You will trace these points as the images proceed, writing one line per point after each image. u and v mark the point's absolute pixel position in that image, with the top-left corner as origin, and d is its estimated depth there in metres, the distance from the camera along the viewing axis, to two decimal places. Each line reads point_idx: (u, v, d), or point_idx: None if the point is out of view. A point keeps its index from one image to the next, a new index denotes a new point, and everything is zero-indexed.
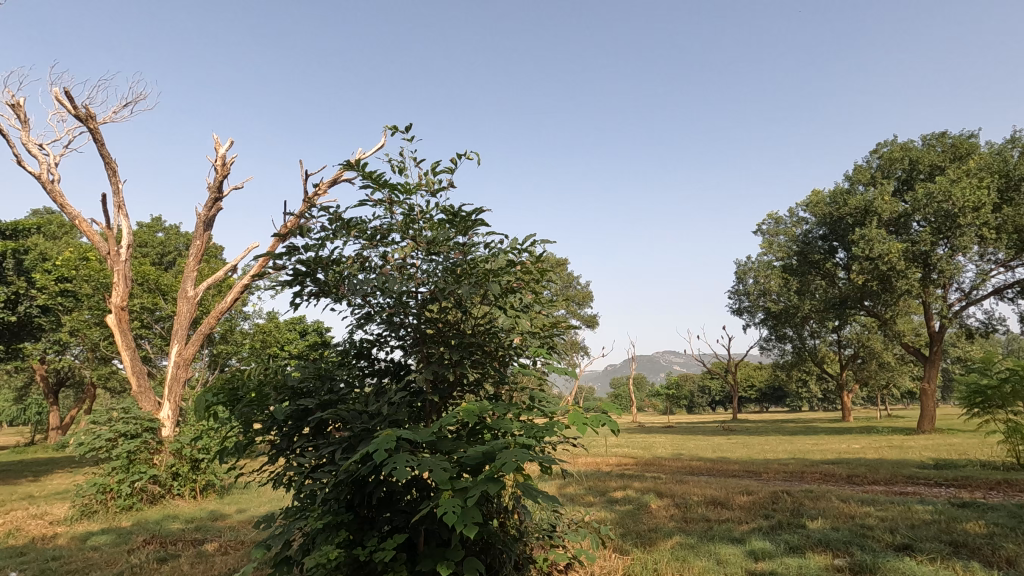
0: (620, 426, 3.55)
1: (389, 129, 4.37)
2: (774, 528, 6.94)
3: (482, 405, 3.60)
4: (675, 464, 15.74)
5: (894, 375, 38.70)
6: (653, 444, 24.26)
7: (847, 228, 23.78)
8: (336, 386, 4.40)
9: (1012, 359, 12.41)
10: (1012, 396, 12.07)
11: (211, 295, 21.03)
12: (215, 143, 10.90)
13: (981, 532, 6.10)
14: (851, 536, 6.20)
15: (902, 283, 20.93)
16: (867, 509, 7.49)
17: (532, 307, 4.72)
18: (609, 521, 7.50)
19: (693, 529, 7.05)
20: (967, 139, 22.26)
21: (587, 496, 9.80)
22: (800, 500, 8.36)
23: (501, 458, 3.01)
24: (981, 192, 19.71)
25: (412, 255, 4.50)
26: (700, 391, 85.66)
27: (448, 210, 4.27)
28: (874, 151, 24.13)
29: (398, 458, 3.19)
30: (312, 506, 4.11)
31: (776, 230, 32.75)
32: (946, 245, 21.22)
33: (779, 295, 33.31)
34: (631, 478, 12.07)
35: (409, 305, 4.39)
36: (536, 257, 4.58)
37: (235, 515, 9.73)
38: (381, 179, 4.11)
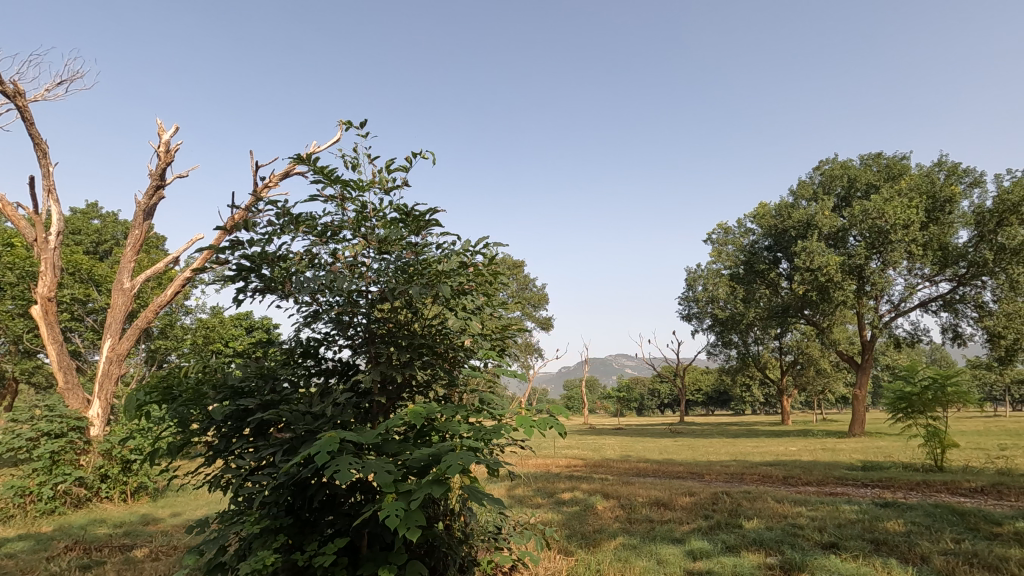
0: (568, 428, 3.54)
1: (342, 123, 4.24)
2: (713, 528, 7.19)
3: (430, 407, 3.56)
4: (623, 465, 16.08)
5: (829, 380, 40.81)
6: (602, 446, 24.73)
7: (790, 240, 24.95)
8: (279, 386, 4.25)
9: (933, 367, 13.33)
10: (932, 402, 12.93)
11: (150, 287, 20.08)
12: (157, 128, 10.36)
13: (900, 530, 6.51)
14: (783, 536, 6.49)
15: (838, 294, 22.05)
16: (800, 509, 7.86)
17: (484, 308, 4.70)
18: (556, 523, 7.59)
19: (636, 529, 7.24)
20: (900, 160, 23.74)
21: (535, 498, 9.87)
22: (738, 501, 8.69)
23: (447, 460, 2.96)
24: (911, 211, 21.04)
25: (364, 253, 4.41)
26: (650, 394, 87.77)
27: (401, 209, 4.20)
28: (816, 167, 25.41)
29: (341, 460, 3.10)
30: (250, 511, 3.96)
31: (724, 240, 33.91)
32: (878, 259, 22.52)
33: (726, 302, 34.63)
34: (579, 479, 12.22)
35: (358, 305, 4.30)
36: (489, 259, 4.57)
37: (169, 519, 9.27)
38: (333, 174, 4.00)
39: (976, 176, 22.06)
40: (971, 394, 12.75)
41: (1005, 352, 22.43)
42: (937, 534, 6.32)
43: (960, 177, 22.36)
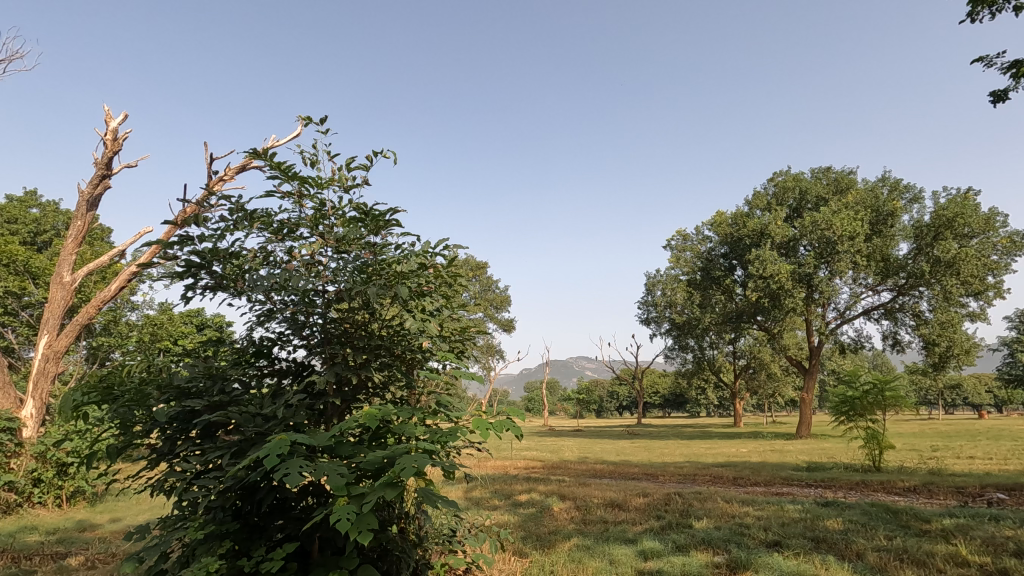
0: (525, 430, 3.52)
1: (302, 119, 4.14)
2: (665, 528, 7.36)
3: (385, 409, 3.53)
4: (579, 467, 16.29)
5: (779, 384, 42.37)
6: (560, 448, 24.97)
7: (745, 248, 25.83)
8: (229, 386, 4.10)
9: (873, 373, 14.02)
10: (872, 405, 13.61)
11: (92, 281, 19.10)
12: (105, 114, 9.86)
13: (838, 529, 6.81)
14: (730, 535, 6.71)
15: (788, 301, 22.93)
16: (746, 509, 8.13)
17: (444, 311, 4.67)
18: (511, 525, 7.62)
19: (590, 530, 7.34)
20: (847, 175, 24.89)
21: (492, 500, 9.89)
22: (689, 502, 8.91)
23: (401, 463, 2.92)
24: (856, 224, 22.10)
25: (322, 252, 4.32)
26: (609, 396, 89.08)
27: (360, 208, 4.15)
28: (770, 179, 26.37)
29: (291, 464, 3.02)
30: (195, 516, 3.82)
31: (682, 246, 34.77)
32: (826, 269, 23.52)
33: (683, 307, 35.54)
34: (536, 481, 12.30)
35: (314, 304, 4.20)
36: (450, 261, 4.55)
37: (108, 525, 8.85)
38: (290, 170, 3.91)
39: (916, 192, 23.38)
40: (907, 398, 13.47)
41: (939, 358, 23.81)
42: (872, 531, 6.66)
43: (902, 193, 23.66)
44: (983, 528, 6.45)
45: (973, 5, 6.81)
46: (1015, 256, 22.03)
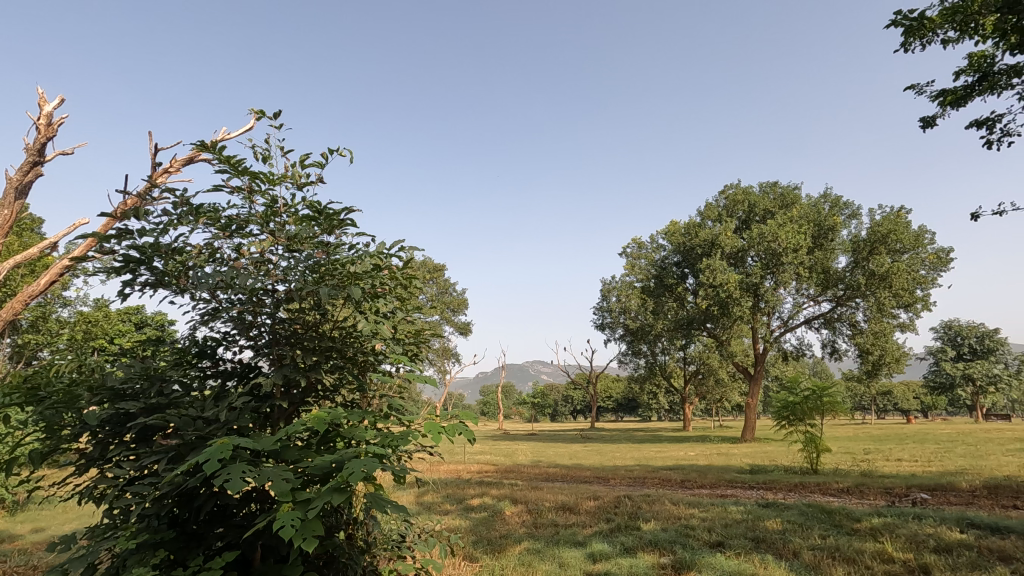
0: (477, 434, 3.49)
1: (254, 112, 4.02)
2: (614, 530, 7.49)
3: (335, 412, 3.45)
4: (532, 471, 16.36)
5: (726, 389, 43.84)
6: (514, 452, 25.01)
7: (696, 257, 26.64)
8: (168, 388, 3.92)
9: (813, 379, 14.71)
10: (810, 410, 14.26)
11: (20, 275, 17.84)
12: (37, 97, 9.25)
13: (777, 528, 7.11)
14: (676, 536, 6.89)
15: (736, 309, 23.75)
16: (692, 511, 8.36)
17: (398, 313, 4.60)
18: (462, 529, 7.58)
19: (541, 534, 7.38)
20: (792, 190, 26.08)
21: (444, 505, 9.82)
22: (638, 504, 9.09)
23: (349, 467, 2.85)
24: (800, 237, 23.19)
25: (272, 250, 4.19)
26: (563, 400, 89.91)
27: (313, 206, 4.06)
28: (722, 191, 27.33)
29: (233, 469, 2.91)
30: (127, 525, 3.61)
31: (637, 254, 35.54)
32: (772, 279, 24.52)
33: (637, 313, 36.34)
34: (488, 485, 12.27)
35: (262, 304, 4.07)
36: (405, 263, 4.49)
37: (30, 535, 8.27)
38: (240, 165, 3.78)
39: (854, 209, 24.73)
40: (842, 404, 14.20)
41: (872, 366, 25.22)
42: (808, 531, 6.97)
43: (841, 209, 24.96)
44: (908, 527, 6.87)
45: (907, 36, 7.29)
46: (940, 272, 23.61)
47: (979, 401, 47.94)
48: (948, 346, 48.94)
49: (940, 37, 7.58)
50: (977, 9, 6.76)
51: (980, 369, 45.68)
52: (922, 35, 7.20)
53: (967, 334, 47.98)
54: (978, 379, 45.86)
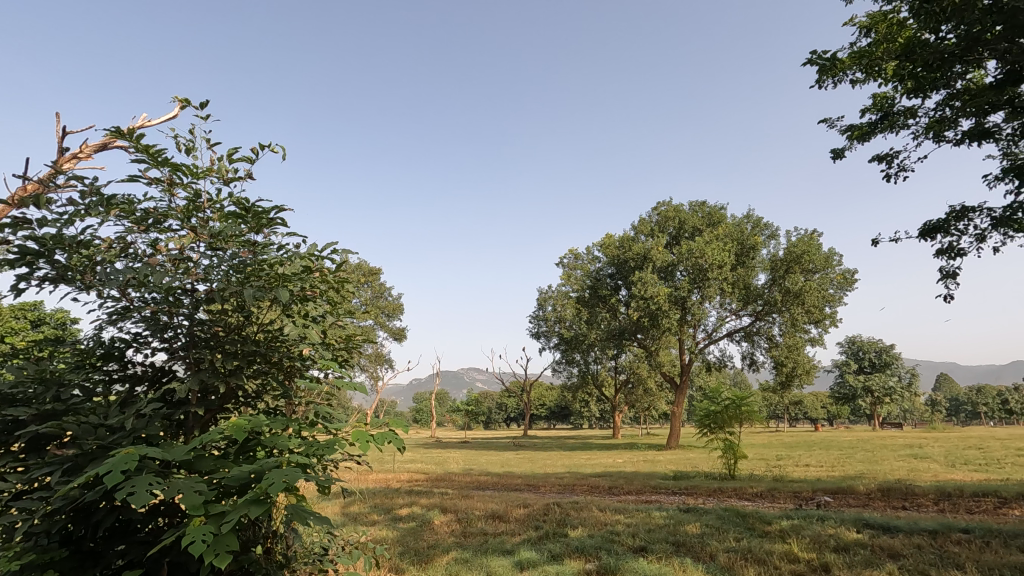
0: (407, 442, 3.40)
1: (178, 101, 3.79)
2: (542, 538, 7.56)
3: (255, 420, 3.28)
4: (463, 479, 16.28)
5: (654, 398, 45.48)
6: (446, 460, 24.78)
7: (629, 270, 27.58)
8: (67, 393, 3.59)
9: (732, 390, 15.56)
10: (729, 419, 15.07)
11: None
12: None
13: (696, 532, 7.43)
14: (602, 542, 7.05)
15: (665, 321, 24.73)
16: (618, 517, 8.59)
17: (328, 318, 4.44)
18: (389, 540, 7.40)
19: (469, 543, 7.34)
20: (719, 210, 27.55)
21: (371, 515, 9.55)
22: (566, 511, 9.25)
23: (269, 478, 2.70)
24: (724, 254, 24.52)
25: (193, 246, 3.95)
26: (497, 407, 90.11)
27: (240, 204, 3.85)
28: (655, 208, 28.47)
29: (138, 481, 2.70)
30: (10, 544, 3.26)
31: (574, 264, 36.29)
32: (698, 293, 25.75)
33: (572, 323, 37.08)
34: (418, 494, 12.07)
35: (180, 304, 3.82)
36: (337, 266, 4.33)
37: None
38: (159, 155, 3.54)
39: (773, 230, 26.45)
40: (758, 413, 15.09)
41: (786, 377, 26.95)
42: (724, 534, 7.34)
43: (762, 230, 26.63)
44: (812, 528, 7.37)
45: (820, 74, 7.92)
46: (846, 291, 25.64)
47: (876, 411, 52.40)
48: (852, 359, 53.03)
49: (850, 78, 8.29)
50: (879, 56, 7.46)
51: (878, 382, 50.05)
52: (834, 74, 7.85)
53: (867, 348, 52.15)
54: (876, 391, 50.19)
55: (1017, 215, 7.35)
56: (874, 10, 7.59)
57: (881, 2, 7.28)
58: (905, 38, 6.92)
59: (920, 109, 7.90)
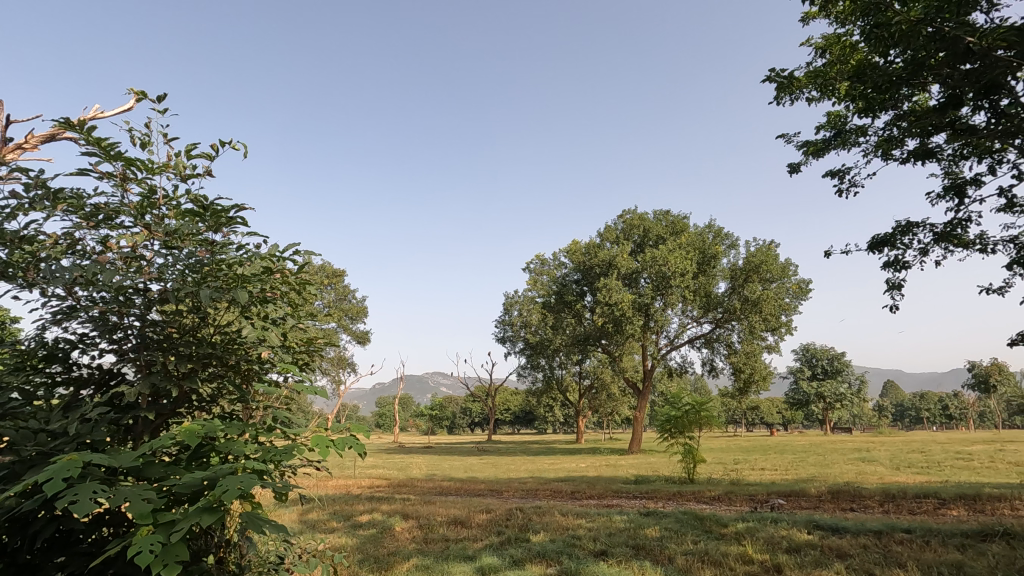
0: (368, 448, 3.34)
1: (134, 93, 3.66)
2: (504, 543, 7.55)
3: (210, 425, 3.18)
4: (426, 484, 16.09)
5: (617, 403, 46.04)
6: (408, 465, 24.44)
7: (594, 276, 27.93)
8: (5, 395, 3.39)
9: (692, 395, 15.91)
10: (689, 423, 15.40)
11: None
12: None
13: (655, 536, 7.56)
14: (563, 547, 7.10)
15: (629, 327, 25.11)
16: (579, 521, 8.66)
17: (288, 320, 4.34)
18: (348, 548, 7.26)
19: (431, 549, 7.26)
20: (682, 219, 28.18)
21: (330, 522, 9.35)
22: (529, 516, 9.26)
23: (223, 485, 2.61)
24: (686, 262, 25.09)
25: (147, 245, 3.80)
26: (462, 412, 89.55)
27: (198, 201, 3.73)
28: (620, 216, 28.93)
29: (82, 489, 2.58)
30: None
31: (540, 270, 36.51)
32: (661, 300, 26.25)
33: (537, 328, 37.25)
34: (379, 500, 11.87)
35: (131, 305, 3.67)
36: (298, 268, 4.24)
37: None
38: (112, 149, 3.41)
39: (733, 240, 27.22)
40: (716, 418, 15.47)
41: (744, 384, 27.71)
42: (682, 537, 7.49)
43: (723, 240, 27.39)
44: (766, 530, 7.59)
45: (778, 92, 8.24)
46: (801, 301, 26.61)
47: (828, 417, 54.39)
48: (805, 366, 54.82)
49: (806, 96, 8.66)
50: (833, 76, 7.83)
51: (830, 389, 52.00)
52: (791, 92, 8.17)
53: (820, 356, 54.07)
54: (828, 397, 52.24)
55: (957, 231, 7.79)
56: (829, 33, 7.96)
57: (835, 25, 7.62)
58: (857, 60, 7.27)
59: (870, 128, 8.29)
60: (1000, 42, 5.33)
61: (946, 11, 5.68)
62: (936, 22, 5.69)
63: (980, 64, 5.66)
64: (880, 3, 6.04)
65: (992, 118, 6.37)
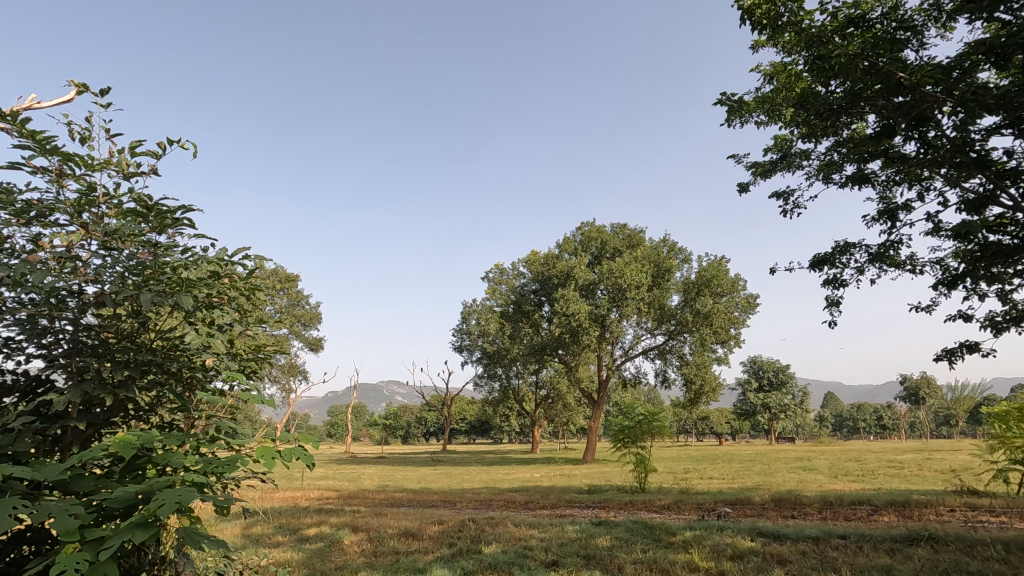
0: (316, 459, 3.24)
1: (74, 85, 3.49)
2: (455, 555, 7.47)
3: (146, 436, 3.03)
4: (378, 496, 15.72)
5: (572, 413, 46.45)
6: (360, 476, 23.84)
7: (553, 286, 28.21)
8: None
9: (645, 405, 16.22)
10: (641, 433, 15.70)
11: None
12: None
13: (606, 545, 7.65)
14: (515, 558, 7.09)
15: (585, 337, 25.43)
16: (532, 532, 8.66)
17: (235, 326, 4.18)
18: (293, 563, 7.03)
19: (380, 563, 7.11)
20: (638, 232, 28.85)
21: (275, 536, 9.02)
22: (481, 527, 9.21)
23: (159, 499, 2.48)
24: (641, 275, 25.68)
25: (83, 245, 3.61)
26: (416, 422, 88.32)
27: (142, 201, 3.57)
28: (579, 227, 29.36)
29: (1, 504, 2.41)
30: None
31: (499, 279, 36.55)
32: (617, 311, 26.74)
33: (494, 337, 37.23)
34: (328, 513, 11.53)
35: (63, 308, 3.47)
36: (247, 272, 4.10)
37: None
38: (48, 143, 3.23)
39: (686, 254, 28.05)
40: (668, 428, 15.82)
41: (694, 395, 28.46)
42: (632, 546, 7.61)
43: (676, 254, 28.17)
44: (712, 538, 7.81)
45: (729, 114, 8.58)
46: (749, 315, 27.62)
47: (773, 426, 56.46)
48: (752, 378, 56.72)
49: (754, 120, 9.05)
50: (779, 102, 8.25)
51: (775, 400, 54.05)
52: (741, 115, 8.53)
53: (766, 368, 56.12)
54: (773, 407, 54.31)
55: (890, 252, 8.27)
56: (776, 61, 8.36)
57: (782, 54, 8.01)
58: (801, 87, 7.67)
59: (813, 152, 8.73)
60: (927, 78, 5.76)
61: (880, 47, 6.09)
62: (871, 57, 6.09)
63: (912, 97, 6.06)
64: (822, 36, 6.40)
65: (921, 148, 6.84)
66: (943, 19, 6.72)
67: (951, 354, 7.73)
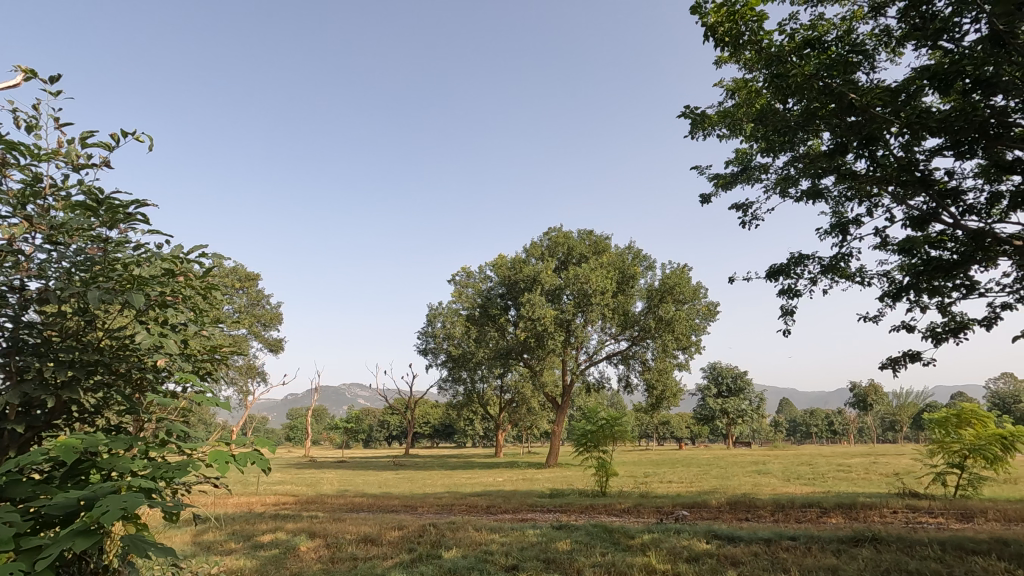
0: (272, 463, 3.15)
1: (21, 71, 3.34)
2: (415, 561, 7.40)
3: (91, 439, 2.90)
4: (337, 501, 15.40)
5: (536, 417, 46.61)
6: (319, 481, 23.30)
7: (519, 290, 28.27)
8: None
9: (608, 410, 16.42)
10: (603, 437, 15.90)
11: None
12: None
13: (566, 549, 7.71)
14: (475, 562, 7.07)
15: (550, 342, 25.59)
16: (493, 536, 8.65)
17: (189, 326, 4.06)
18: (246, 570, 6.83)
19: (337, 569, 6.98)
20: (604, 239, 29.21)
21: (227, 543, 8.75)
22: (442, 532, 9.14)
23: (102, 505, 2.38)
24: (606, 281, 26.02)
25: (28, 237, 3.45)
26: (378, 425, 87.06)
27: (91, 194, 3.43)
28: (546, 233, 29.51)
29: None
30: None
31: (465, 282, 36.42)
32: (582, 317, 26.99)
33: (460, 340, 37.05)
34: (284, 518, 11.23)
35: (3, 304, 3.30)
36: (203, 271, 3.98)
37: None
38: None
39: (650, 262, 28.55)
40: (629, 432, 16.06)
41: (656, 399, 28.95)
42: (592, 549, 7.70)
43: (641, 261, 28.67)
44: (669, 541, 7.97)
45: (692, 127, 8.82)
46: (709, 322, 28.30)
47: (730, 431, 57.91)
48: (712, 384, 58.10)
49: (716, 133, 9.33)
50: (739, 117, 8.54)
51: (733, 405, 55.49)
52: (703, 128, 8.78)
53: (725, 374, 57.57)
54: (730, 412, 55.75)
55: (840, 264, 8.65)
56: (737, 77, 8.65)
57: (743, 71, 8.29)
58: (760, 103, 7.95)
59: (770, 166, 9.05)
60: (877, 100, 6.05)
61: (834, 69, 6.37)
62: (825, 77, 6.38)
63: (863, 117, 6.35)
64: (780, 55, 6.66)
65: (871, 166, 7.17)
66: (892, 45, 7.09)
67: (895, 363, 8.12)
